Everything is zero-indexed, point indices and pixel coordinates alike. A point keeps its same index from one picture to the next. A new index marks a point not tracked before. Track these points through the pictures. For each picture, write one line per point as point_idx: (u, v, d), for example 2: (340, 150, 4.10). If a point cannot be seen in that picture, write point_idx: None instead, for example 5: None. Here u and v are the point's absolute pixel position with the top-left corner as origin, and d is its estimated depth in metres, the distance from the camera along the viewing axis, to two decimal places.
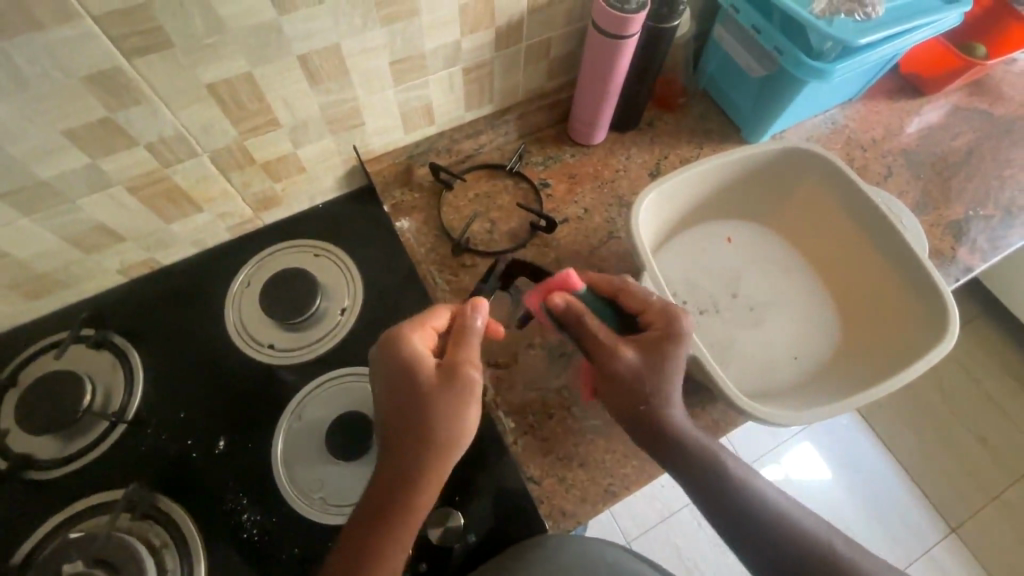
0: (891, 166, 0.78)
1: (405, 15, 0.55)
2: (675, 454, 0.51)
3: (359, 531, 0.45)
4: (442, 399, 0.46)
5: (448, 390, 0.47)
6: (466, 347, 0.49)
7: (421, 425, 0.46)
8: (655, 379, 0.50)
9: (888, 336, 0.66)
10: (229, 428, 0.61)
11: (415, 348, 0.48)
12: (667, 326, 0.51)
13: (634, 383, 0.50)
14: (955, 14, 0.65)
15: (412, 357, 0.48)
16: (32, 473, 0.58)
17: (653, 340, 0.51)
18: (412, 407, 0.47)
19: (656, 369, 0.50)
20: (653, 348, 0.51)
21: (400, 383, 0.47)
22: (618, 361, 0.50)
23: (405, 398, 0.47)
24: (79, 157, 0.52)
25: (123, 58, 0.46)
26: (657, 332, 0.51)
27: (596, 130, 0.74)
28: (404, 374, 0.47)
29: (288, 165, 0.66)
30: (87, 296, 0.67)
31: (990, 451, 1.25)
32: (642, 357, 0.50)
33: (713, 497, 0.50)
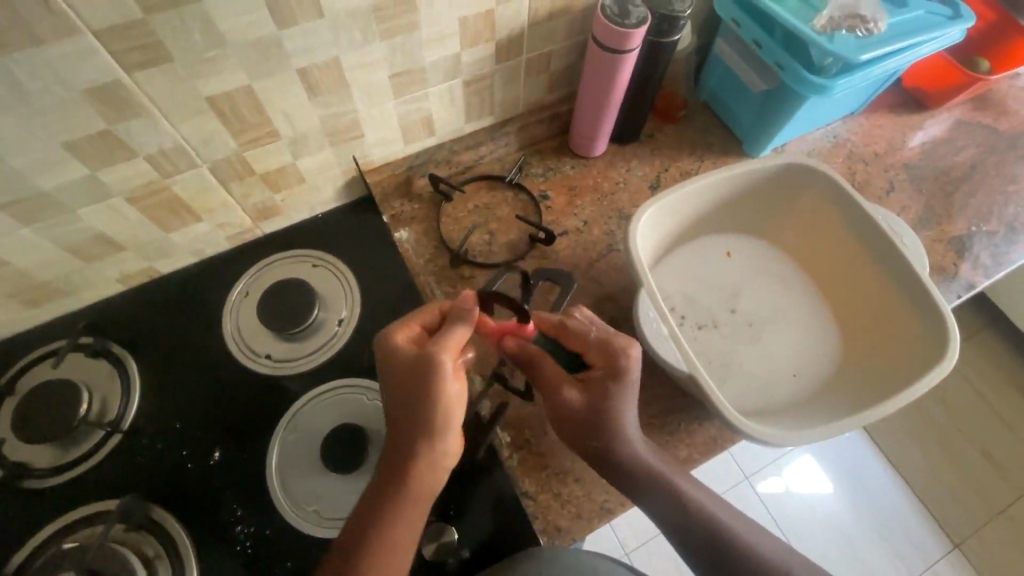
0: (894, 181, 0.78)
1: (405, 29, 0.56)
2: (655, 490, 0.50)
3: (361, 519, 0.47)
4: (416, 389, 0.47)
5: (426, 376, 0.47)
6: (445, 335, 0.49)
7: (407, 414, 0.47)
8: (598, 417, 0.51)
9: (888, 358, 0.66)
10: (224, 439, 0.61)
11: (395, 344, 0.50)
12: (613, 361, 0.52)
13: (579, 419, 0.51)
14: (958, 30, 0.65)
15: (395, 351, 0.49)
16: (28, 482, 0.58)
17: (595, 377, 0.52)
18: (397, 396, 0.48)
19: (601, 406, 0.51)
20: (598, 385, 0.51)
21: (387, 378, 0.49)
22: (565, 400, 0.51)
23: (395, 384, 0.49)
24: (79, 169, 0.52)
25: (124, 71, 0.47)
26: (602, 368, 0.52)
27: (596, 142, 0.74)
28: (389, 368, 0.49)
29: (288, 176, 0.66)
30: (86, 304, 0.67)
31: (995, 466, 1.24)
32: (589, 394, 0.51)
33: (698, 540, 0.50)
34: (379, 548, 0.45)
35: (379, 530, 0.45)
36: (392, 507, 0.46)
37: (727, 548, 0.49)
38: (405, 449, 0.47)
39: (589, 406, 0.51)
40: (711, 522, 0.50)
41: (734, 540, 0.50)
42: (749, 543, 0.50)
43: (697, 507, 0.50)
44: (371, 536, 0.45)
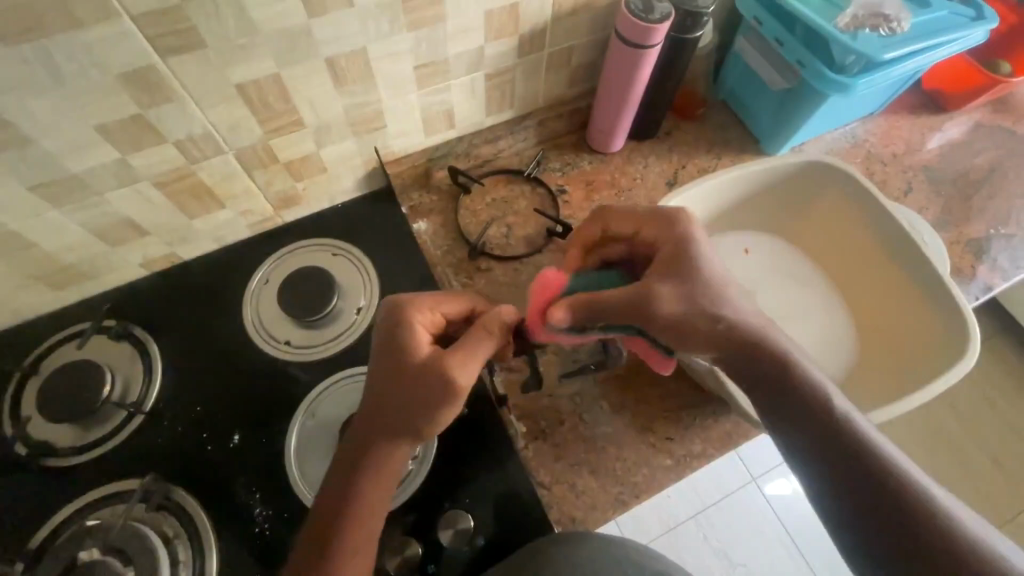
0: (912, 182, 0.78)
1: (431, 21, 0.56)
2: (782, 386, 0.46)
3: (326, 509, 0.46)
4: (428, 398, 0.45)
5: (444, 383, 0.45)
6: (470, 348, 0.47)
7: (409, 406, 0.46)
8: (694, 291, 0.48)
9: (909, 355, 0.66)
10: (243, 423, 0.62)
11: (414, 338, 0.47)
12: (670, 236, 0.51)
13: (685, 308, 0.48)
14: (981, 31, 0.65)
15: (413, 345, 0.47)
16: (51, 460, 0.59)
17: (667, 257, 0.50)
18: (401, 385, 0.46)
19: (689, 279, 0.49)
20: (673, 257, 0.50)
21: (392, 369, 0.47)
22: (661, 299, 0.48)
23: (400, 380, 0.46)
24: (110, 153, 0.53)
25: (158, 57, 0.48)
26: (668, 245, 0.51)
27: (615, 138, 0.75)
28: (399, 360, 0.47)
29: (310, 165, 0.66)
30: (109, 288, 0.68)
31: (1006, 474, 1.23)
32: (674, 275, 0.49)
33: (828, 443, 0.43)
34: (354, 526, 0.45)
35: (353, 509, 0.45)
36: (372, 486, 0.46)
37: (855, 451, 0.43)
38: (395, 438, 0.46)
39: (683, 286, 0.48)
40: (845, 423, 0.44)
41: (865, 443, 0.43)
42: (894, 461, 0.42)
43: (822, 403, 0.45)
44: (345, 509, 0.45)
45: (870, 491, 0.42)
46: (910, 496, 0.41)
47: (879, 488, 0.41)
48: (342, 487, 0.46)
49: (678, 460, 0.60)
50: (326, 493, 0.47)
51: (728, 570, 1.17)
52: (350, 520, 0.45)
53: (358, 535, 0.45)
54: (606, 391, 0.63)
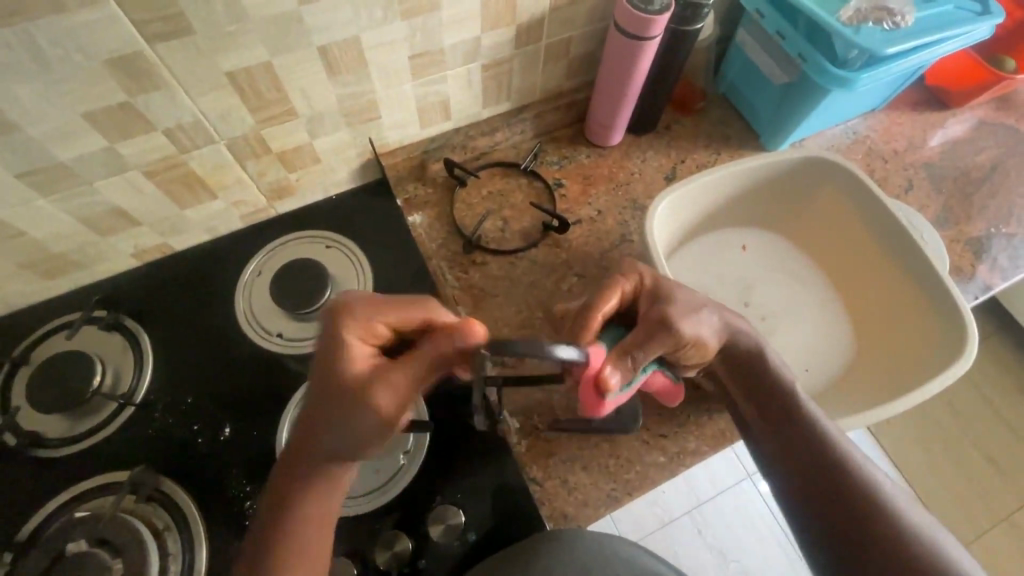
0: (912, 179, 0.77)
1: (425, 9, 0.55)
2: (766, 397, 0.52)
3: (269, 509, 0.46)
4: (357, 419, 0.43)
5: (371, 410, 0.42)
6: (399, 372, 0.42)
7: (339, 422, 0.43)
8: (688, 304, 0.51)
9: (902, 354, 0.66)
10: (234, 415, 0.61)
11: (346, 352, 0.44)
12: (641, 282, 0.53)
13: (692, 316, 0.50)
14: (987, 25, 0.64)
15: (346, 362, 0.44)
16: (41, 451, 0.58)
17: (648, 295, 0.52)
18: (330, 403, 0.43)
19: (678, 296, 0.52)
20: (656, 284, 0.53)
21: (324, 383, 0.44)
22: (679, 319, 0.49)
23: (329, 396, 0.44)
24: (98, 141, 0.52)
25: (145, 43, 0.47)
26: (646, 285, 0.53)
27: (613, 132, 0.74)
28: (329, 376, 0.44)
29: (303, 156, 0.66)
30: (100, 278, 0.67)
31: (1001, 472, 1.23)
32: (662, 296, 0.52)
33: (802, 453, 0.49)
34: (299, 526, 0.45)
35: (297, 509, 0.45)
36: (310, 491, 0.46)
37: (824, 459, 0.48)
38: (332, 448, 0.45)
39: (678, 303, 0.51)
40: (818, 433, 0.50)
41: (837, 454, 0.48)
42: (859, 469, 0.48)
43: (802, 414, 0.51)
44: (285, 507, 0.46)
45: (835, 494, 0.47)
46: (875, 508, 0.45)
47: (843, 493, 0.47)
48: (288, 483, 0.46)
49: (671, 457, 0.59)
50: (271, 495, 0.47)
51: (721, 565, 1.17)
52: (289, 520, 0.45)
53: (300, 533, 0.45)
54: None
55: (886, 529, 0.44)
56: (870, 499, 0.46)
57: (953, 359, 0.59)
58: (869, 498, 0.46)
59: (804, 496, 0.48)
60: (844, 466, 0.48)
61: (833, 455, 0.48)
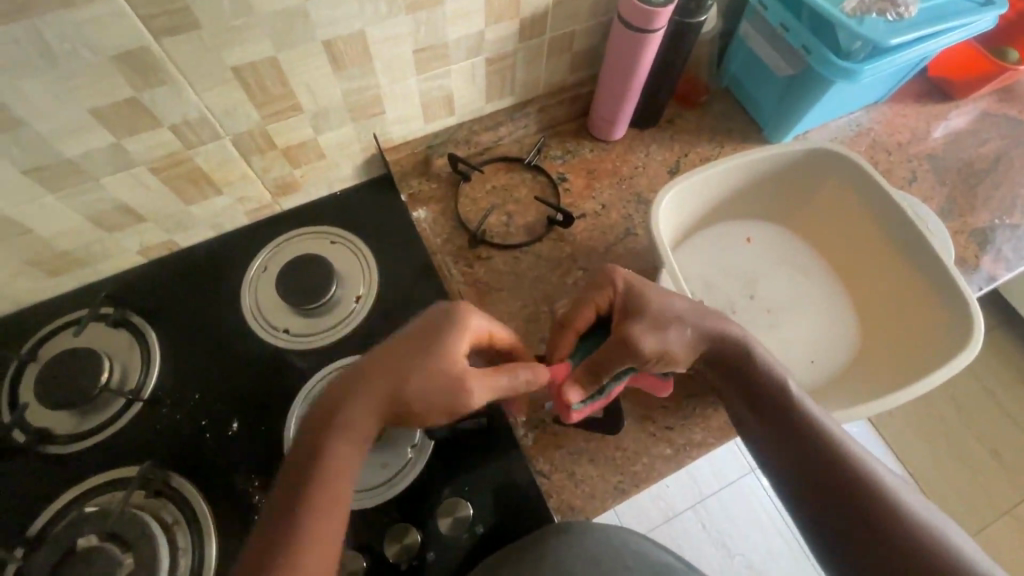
0: (916, 171, 0.77)
1: (429, 3, 0.55)
2: (758, 393, 0.52)
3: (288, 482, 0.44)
4: (440, 404, 0.48)
5: (466, 401, 0.48)
6: (495, 378, 0.50)
7: (423, 402, 0.47)
8: (659, 317, 0.52)
9: (908, 347, 0.66)
10: (241, 411, 0.61)
11: (461, 348, 0.49)
12: (615, 294, 0.54)
13: (658, 331, 0.51)
14: (989, 17, 0.64)
15: (456, 357, 0.48)
16: (50, 447, 0.59)
17: (621, 308, 0.54)
18: (428, 381, 0.47)
19: (649, 308, 0.53)
20: (629, 296, 0.54)
21: (424, 366, 0.47)
22: (639, 337, 0.50)
23: (425, 380, 0.47)
24: (104, 137, 0.52)
25: (151, 37, 0.47)
26: (618, 296, 0.54)
27: (616, 126, 0.74)
28: (437, 364, 0.47)
29: (308, 151, 0.66)
30: (106, 275, 0.67)
31: (1004, 465, 1.23)
32: (635, 309, 0.53)
33: (799, 451, 0.49)
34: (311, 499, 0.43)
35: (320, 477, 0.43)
36: (338, 460, 0.44)
37: (822, 452, 0.48)
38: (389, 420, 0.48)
39: (646, 318, 0.52)
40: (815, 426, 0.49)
41: (833, 449, 0.48)
42: (860, 460, 0.47)
43: (795, 409, 0.50)
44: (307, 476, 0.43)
45: (835, 491, 0.47)
46: (876, 504, 0.45)
47: (845, 489, 0.46)
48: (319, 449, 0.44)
49: (677, 449, 0.60)
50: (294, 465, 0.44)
51: (726, 558, 1.17)
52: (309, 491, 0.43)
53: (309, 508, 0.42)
54: None
55: (890, 518, 0.44)
56: (872, 491, 0.46)
57: (957, 352, 0.59)
58: (871, 487, 0.46)
59: (806, 490, 0.48)
60: (841, 460, 0.48)
61: (831, 448, 0.48)
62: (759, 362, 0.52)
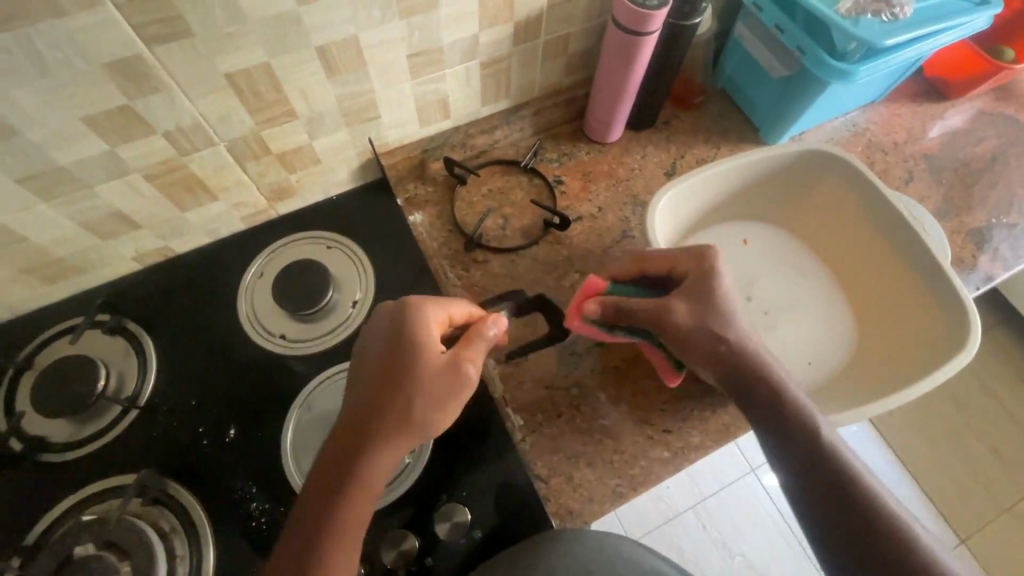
0: (913, 171, 0.77)
1: (423, 8, 0.55)
2: (784, 424, 0.49)
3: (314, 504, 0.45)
4: (437, 392, 0.47)
5: (456, 381, 0.48)
6: (470, 348, 0.49)
7: (418, 400, 0.46)
8: (712, 317, 0.53)
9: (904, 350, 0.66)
10: (238, 417, 0.61)
11: (427, 332, 0.48)
12: (695, 267, 0.55)
13: (705, 330, 0.53)
14: (984, 17, 0.64)
15: (425, 344, 0.48)
16: (46, 455, 0.59)
17: (690, 286, 0.54)
18: (416, 380, 0.47)
19: (711, 304, 0.53)
20: (700, 285, 0.54)
21: (399, 361, 0.47)
22: (675, 317, 0.53)
23: (403, 373, 0.47)
24: (97, 144, 0.52)
25: (143, 45, 0.47)
26: (694, 276, 0.55)
27: (612, 128, 0.74)
28: (410, 355, 0.47)
29: (303, 157, 0.66)
30: (101, 282, 0.67)
31: (1004, 462, 1.23)
32: (694, 299, 0.54)
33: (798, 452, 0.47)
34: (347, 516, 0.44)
35: (352, 493, 0.44)
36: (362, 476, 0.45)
37: (852, 493, 0.45)
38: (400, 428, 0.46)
39: (703, 309, 0.53)
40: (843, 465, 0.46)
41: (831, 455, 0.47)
42: (887, 505, 0.45)
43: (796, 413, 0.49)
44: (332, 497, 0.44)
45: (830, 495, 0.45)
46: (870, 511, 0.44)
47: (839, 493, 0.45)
48: (336, 471, 0.45)
49: (675, 452, 0.59)
50: (316, 489, 0.45)
51: (726, 559, 1.17)
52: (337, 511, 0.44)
53: (345, 523, 0.44)
54: (604, 382, 0.63)
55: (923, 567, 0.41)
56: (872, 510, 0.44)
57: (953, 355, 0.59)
58: (903, 533, 0.43)
59: (832, 532, 0.45)
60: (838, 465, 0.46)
61: (860, 488, 0.45)
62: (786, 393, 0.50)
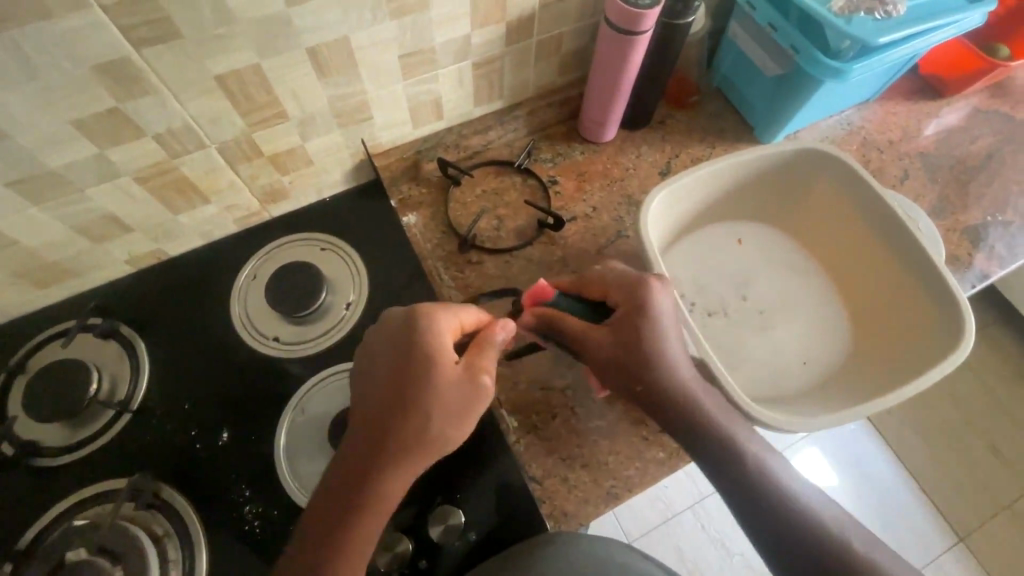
0: (908, 169, 0.77)
1: (414, 9, 0.55)
2: (722, 466, 0.49)
3: (331, 520, 0.44)
4: (452, 402, 0.46)
5: (472, 391, 0.47)
6: (483, 356, 0.48)
7: (434, 410, 0.46)
8: (636, 355, 0.50)
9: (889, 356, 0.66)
10: (232, 420, 0.61)
11: (439, 342, 0.48)
12: (631, 304, 0.52)
13: (621, 371, 0.51)
14: (978, 14, 0.63)
15: (438, 354, 0.47)
16: (39, 460, 0.58)
17: (620, 320, 0.52)
18: (430, 390, 0.46)
19: (636, 342, 0.51)
20: (626, 320, 0.52)
21: (411, 373, 0.47)
22: (595, 351, 0.52)
23: (414, 385, 0.46)
24: (87, 147, 0.52)
25: (132, 48, 0.46)
26: (626, 311, 0.52)
27: (606, 128, 0.73)
28: (422, 366, 0.47)
29: (296, 159, 0.65)
30: (94, 285, 0.67)
31: (1002, 460, 1.23)
32: (618, 334, 0.52)
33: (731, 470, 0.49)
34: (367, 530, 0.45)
35: (371, 507, 0.45)
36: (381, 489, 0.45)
37: (793, 516, 0.48)
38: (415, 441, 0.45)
39: (626, 349, 0.51)
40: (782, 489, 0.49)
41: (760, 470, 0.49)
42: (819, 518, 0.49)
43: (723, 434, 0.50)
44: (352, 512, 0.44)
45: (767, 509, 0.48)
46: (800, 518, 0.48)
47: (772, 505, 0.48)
48: (352, 487, 0.45)
49: (669, 453, 0.59)
50: (334, 504, 0.45)
51: (725, 558, 1.17)
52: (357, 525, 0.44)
53: (364, 536, 0.44)
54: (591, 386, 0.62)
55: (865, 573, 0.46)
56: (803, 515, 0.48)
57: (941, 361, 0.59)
58: (843, 546, 0.47)
59: (777, 551, 0.48)
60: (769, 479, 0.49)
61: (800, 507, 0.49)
62: (713, 429, 0.50)
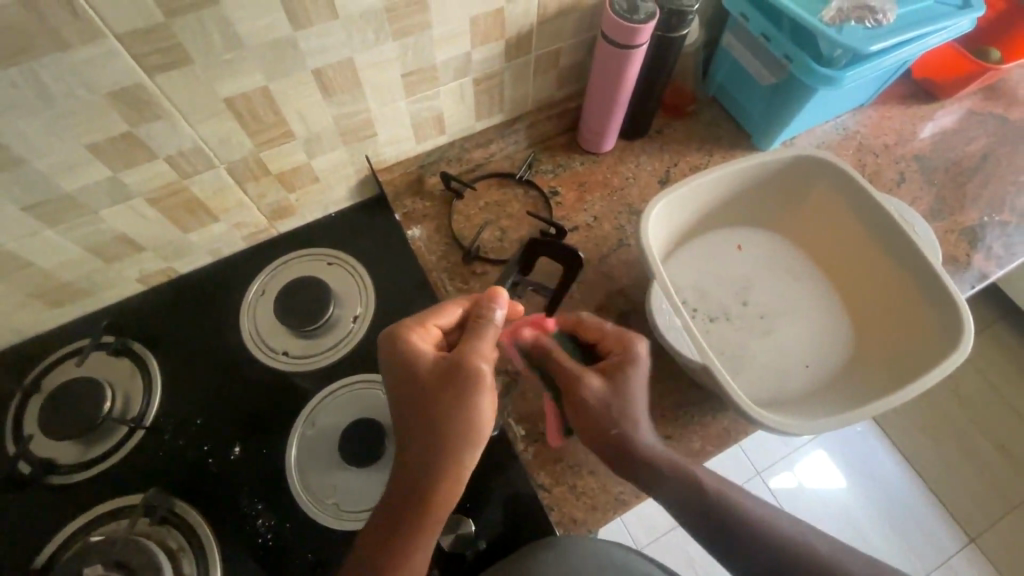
0: (905, 172, 0.78)
1: (416, 29, 0.56)
2: (683, 486, 0.50)
3: (381, 536, 0.46)
4: (454, 398, 0.47)
5: (468, 380, 0.47)
6: (469, 344, 0.49)
7: (438, 410, 0.47)
8: (621, 400, 0.52)
9: (886, 360, 0.67)
10: (243, 434, 0.62)
11: (417, 348, 0.49)
12: (625, 357, 0.54)
13: (604, 416, 0.51)
14: (967, 19, 0.65)
15: (420, 359, 0.49)
16: (54, 478, 0.59)
17: (612, 369, 0.53)
18: (433, 396, 0.47)
19: (621, 393, 0.52)
20: (618, 367, 0.53)
21: (407, 385, 0.49)
22: (585, 390, 0.52)
23: (414, 391, 0.48)
24: (101, 170, 0.53)
25: (145, 74, 0.48)
26: (614, 367, 0.54)
27: (605, 139, 0.75)
28: (411, 376, 0.48)
29: (302, 176, 0.67)
30: (106, 303, 0.68)
31: (1010, 459, 1.22)
32: (609, 380, 0.53)
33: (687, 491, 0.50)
34: (432, 530, 0.46)
35: (416, 514, 0.46)
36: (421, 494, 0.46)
37: (759, 523, 0.49)
38: (433, 441, 0.47)
39: (614, 400, 0.52)
40: (752, 514, 0.49)
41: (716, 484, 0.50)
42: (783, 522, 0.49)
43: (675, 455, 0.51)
44: (400, 524, 0.46)
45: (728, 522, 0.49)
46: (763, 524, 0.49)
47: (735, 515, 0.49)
48: (402, 500, 0.47)
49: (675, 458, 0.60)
50: (381, 521, 0.47)
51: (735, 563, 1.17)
52: (405, 534, 0.45)
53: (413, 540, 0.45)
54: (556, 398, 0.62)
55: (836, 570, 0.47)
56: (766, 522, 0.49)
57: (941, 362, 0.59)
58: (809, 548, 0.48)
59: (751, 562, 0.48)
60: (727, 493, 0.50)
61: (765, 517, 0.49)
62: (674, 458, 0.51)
